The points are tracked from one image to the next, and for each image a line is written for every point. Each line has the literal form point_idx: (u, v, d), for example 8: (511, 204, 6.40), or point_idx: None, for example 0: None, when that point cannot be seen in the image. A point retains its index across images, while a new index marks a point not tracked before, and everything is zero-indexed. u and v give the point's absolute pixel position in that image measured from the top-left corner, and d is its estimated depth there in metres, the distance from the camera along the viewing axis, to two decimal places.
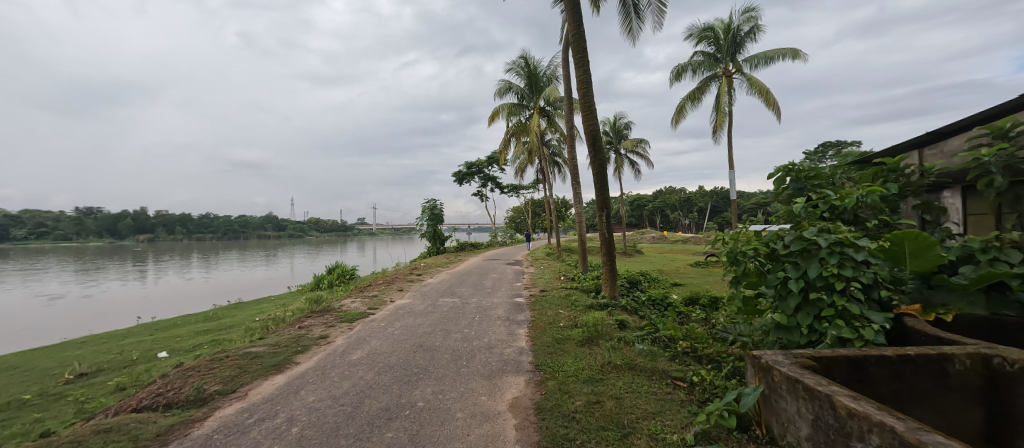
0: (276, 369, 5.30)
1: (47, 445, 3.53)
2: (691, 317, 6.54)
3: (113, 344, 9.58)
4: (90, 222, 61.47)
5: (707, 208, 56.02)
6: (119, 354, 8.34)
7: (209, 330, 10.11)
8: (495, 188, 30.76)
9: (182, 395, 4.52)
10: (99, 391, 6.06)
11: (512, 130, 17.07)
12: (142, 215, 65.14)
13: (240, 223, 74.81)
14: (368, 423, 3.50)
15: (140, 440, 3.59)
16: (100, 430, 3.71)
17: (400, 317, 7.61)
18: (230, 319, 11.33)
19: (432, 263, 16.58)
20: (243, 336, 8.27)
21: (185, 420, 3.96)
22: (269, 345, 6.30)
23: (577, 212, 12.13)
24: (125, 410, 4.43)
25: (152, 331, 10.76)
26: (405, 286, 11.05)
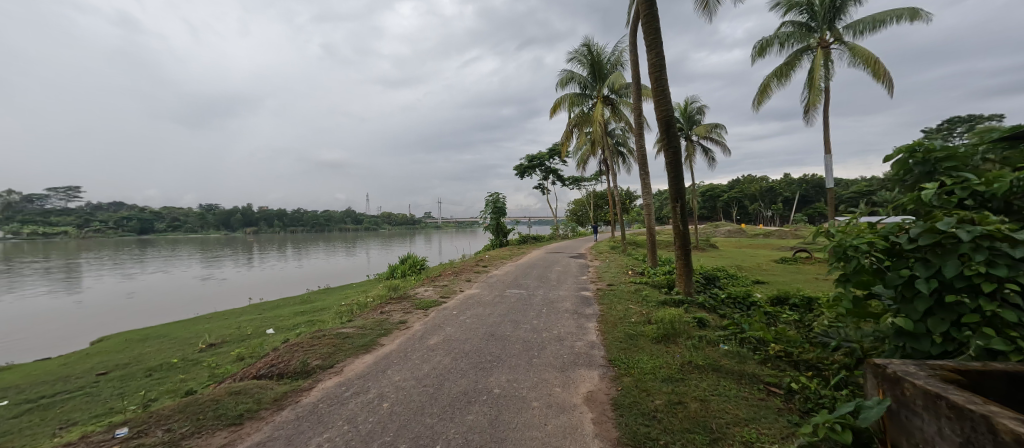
0: (365, 349, 5.81)
1: (195, 400, 4.26)
2: (780, 318, 5.92)
3: (232, 320, 11.21)
4: (210, 217, 72.17)
5: (794, 199, 50.36)
6: (237, 329, 9.75)
7: (305, 311, 11.39)
8: (556, 180, 30.47)
9: (291, 367, 5.14)
10: (225, 359, 7.16)
11: (574, 121, 16.69)
12: (249, 211, 74.97)
13: (325, 217, 82.77)
14: (449, 405, 3.69)
15: (262, 404, 4.15)
16: (231, 393, 4.36)
17: (470, 306, 7.91)
18: (320, 303, 12.65)
19: (497, 255, 16.95)
20: (333, 318, 9.18)
21: (296, 389, 4.51)
22: (357, 327, 6.92)
23: (646, 203, 11.55)
24: (248, 376, 5.16)
25: (261, 311, 12.40)
26: (473, 277, 11.44)
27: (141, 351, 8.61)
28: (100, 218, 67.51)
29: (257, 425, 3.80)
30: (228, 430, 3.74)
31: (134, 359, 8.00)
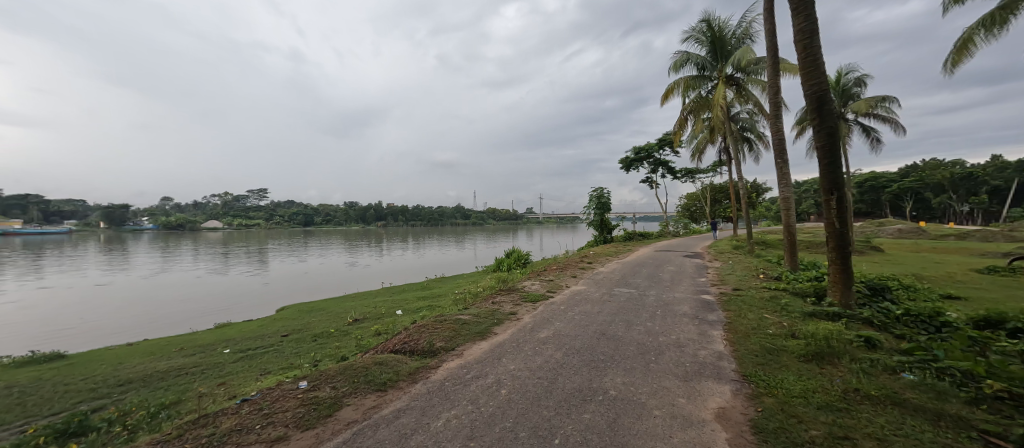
0: (480, 336, 6.14)
1: (351, 365, 5.05)
2: (995, 346, 4.47)
3: (370, 300, 13.02)
4: (353, 212, 85.15)
5: (1006, 190, 38.01)
6: (374, 308, 11.29)
7: (425, 297, 12.62)
8: (667, 172, 28.16)
9: (420, 345, 5.73)
10: (367, 332, 8.35)
11: (689, 107, 15.12)
12: (381, 207, 86.30)
13: (441, 212, 90.76)
14: (564, 400, 3.67)
15: (399, 376, 4.71)
16: (376, 363, 5.04)
17: (577, 302, 7.79)
18: (437, 290, 13.87)
19: (604, 252, 16.43)
20: (450, 304, 9.97)
21: (425, 366, 5.02)
22: (472, 315, 7.38)
23: (783, 196, 9.87)
24: (387, 350, 5.91)
25: (391, 294, 14.17)
26: (579, 274, 11.25)
27: (307, 320, 10.55)
28: (279, 214, 85.09)
29: (397, 394, 4.32)
30: (375, 394, 4.32)
31: (303, 326, 9.84)
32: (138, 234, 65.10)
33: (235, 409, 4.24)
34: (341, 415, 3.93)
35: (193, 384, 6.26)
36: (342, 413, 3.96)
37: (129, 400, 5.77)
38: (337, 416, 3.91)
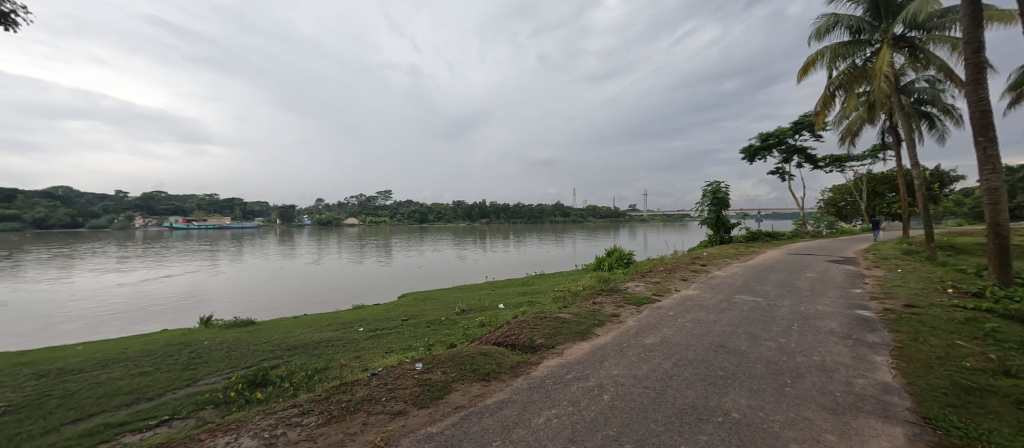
0: (581, 336, 5.96)
1: (458, 353, 5.31)
2: None
3: (474, 293, 13.69)
4: (458, 210, 91.36)
5: None
6: (479, 300, 11.83)
7: (526, 292, 12.79)
8: (803, 161, 24.22)
9: (521, 340, 5.77)
10: (472, 323, 8.74)
11: (839, 81, 12.65)
12: (483, 205, 90.99)
13: (539, 210, 92.03)
14: (676, 416, 3.30)
15: (502, 368, 4.83)
16: (481, 353, 5.24)
17: (690, 309, 7.05)
18: (537, 287, 13.97)
19: (719, 253, 14.76)
20: (550, 302, 9.90)
21: (526, 362, 5.04)
22: (572, 314, 7.20)
23: (986, 188, 7.57)
24: (490, 341, 6.10)
25: (493, 288, 14.72)
26: (691, 276, 10.25)
27: (422, 307, 11.52)
28: (396, 212, 95.61)
29: (501, 385, 4.41)
30: (481, 384, 4.48)
31: (418, 312, 10.76)
32: (295, 229, 79.27)
33: (366, 381, 4.76)
34: (450, 399, 4.15)
35: (336, 355, 7.26)
36: (451, 397, 4.17)
37: (294, 363, 6.91)
38: (447, 400, 4.13)
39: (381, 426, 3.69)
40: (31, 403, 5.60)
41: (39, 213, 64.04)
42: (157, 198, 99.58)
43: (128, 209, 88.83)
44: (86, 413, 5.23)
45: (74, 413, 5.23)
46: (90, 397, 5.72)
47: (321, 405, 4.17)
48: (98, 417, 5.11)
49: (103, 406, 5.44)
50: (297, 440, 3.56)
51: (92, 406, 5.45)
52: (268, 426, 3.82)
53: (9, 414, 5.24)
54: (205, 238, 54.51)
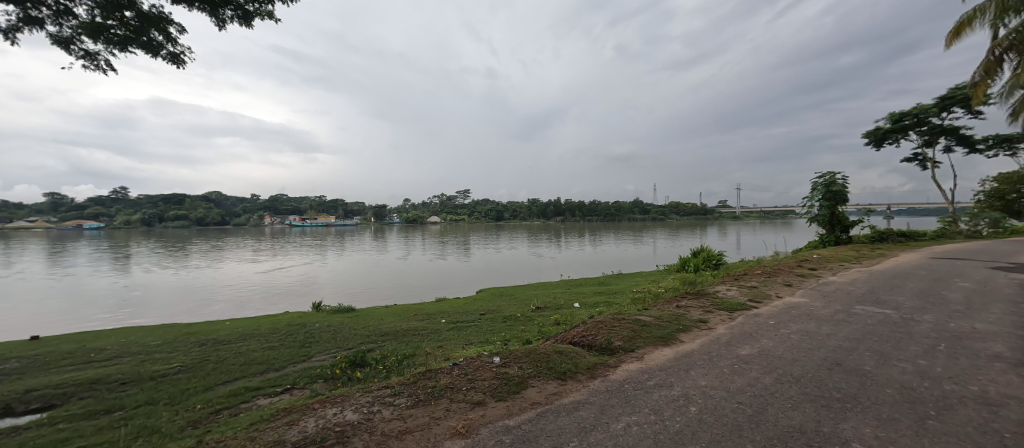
0: (665, 341, 5.55)
1: (535, 349, 5.29)
2: None
3: (550, 291, 13.64)
4: (533, 208, 92.51)
5: None
6: (555, 298, 11.72)
7: (604, 292, 12.38)
8: (951, 143, 20.16)
9: (598, 341, 5.57)
10: (547, 321, 8.69)
11: (1005, 44, 10.29)
12: (557, 203, 91.03)
13: (616, 208, 89.07)
14: (779, 439, 2.89)
15: (578, 368, 4.69)
16: (557, 352, 5.15)
17: (796, 319, 6.18)
18: (616, 287, 13.45)
19: (831, 255, 12.83)
20: (629, 303, 9.45)
21: (603, 363, 4.85)
22: (654, 317, 6.76)
23: None
24: (566, 340, 5.99)
25: (569, 286, 14.54)
26: (798, 281, 9.02)
27: (499, 303, 11.77)
28: (474, 210, 99.63)
29: (578, 386, 4.28)
30: (558, 382, 4.39)
31: (496, 308, 11.00)
32: (386, 227, 86.78)
33: (449, 370, 4.95)
34: (527, 395, 4.12)
35: (421, 343, 7.71)
36: (528, 393, 4.15)
37: (386, 348, 7.47)
38: (524, 395, 4.12)
39: (463, 414, 3.79)
40: (193, 365, 6.81)
41: (196, 213, 78.67)
42: (277, 200, 115.94)
43: (256, 209, 104.85)
44: (230, 377, 6.19)
45: (220, 376, 6.24)
46: (231, 364, 6.78)
47: (409, 388, 4.43)
48: (239, 381, 6.02)
49: (241, 372, 6.39)
50: (390, 417, 3.81)
51: (234, 371, 6.45)
52: (365, 403, 4.15)
53: (177, 373, 6.43)
54: (315, 234, 62.32)
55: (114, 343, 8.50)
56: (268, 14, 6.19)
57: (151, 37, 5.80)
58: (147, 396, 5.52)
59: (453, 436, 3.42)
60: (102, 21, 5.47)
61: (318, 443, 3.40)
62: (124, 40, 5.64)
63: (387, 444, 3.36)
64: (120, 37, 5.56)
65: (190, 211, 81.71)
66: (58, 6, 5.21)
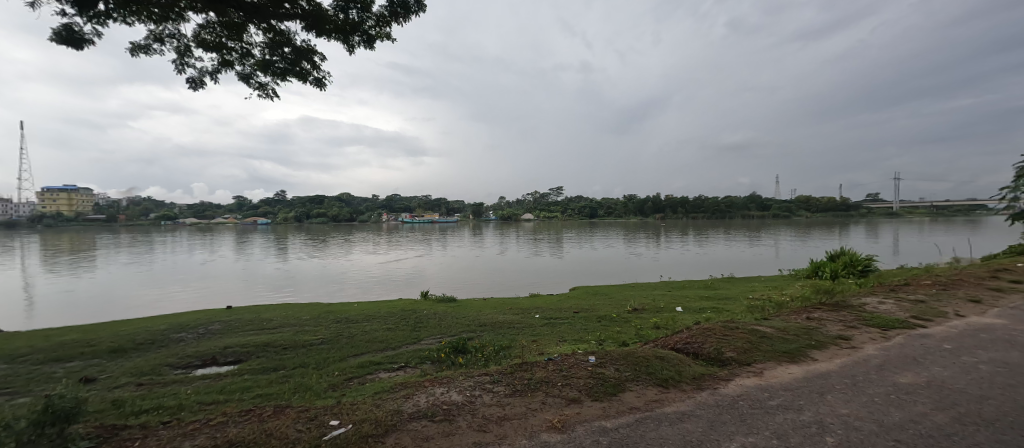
0: (790, 358, 4.80)
1: (634, 352, 5.03)
2: None
3: (650, 292, 12.87)
4: (631, 205, 88.64)
5: None
6: (654, 301, 11.01)
7: (712, 297, 11.24)
8: None
9: (706, 350, 5.07)
10: (646, 324, 8.20)
11: None
12: (657, 199, 85.81)
13: (727, 204, 80.42)
14: None
15: (682, 377, 4.31)
16: (657, 357, 4.81)
17: (982, 346, 4.83)
18: (727, 292, 12.11)
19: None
20: (744, 311, 8.42)
21: (712, 375, 4.39)
22: (776, 328, 5.91)
23: None
24: (667, 346, 5.58)
25: (671, 288, 13.54)
26: (988, 297, 7.01)
27: (593, 302, 11.49)
28: (569, 207, 99.23)
29: (682, 396, 3.93)
30: (658, 389, 4.10)
31: (590, 307, 10.75)
32: (485, 223, 91.38)
33: (544, 364, 4.97)
34: (624, 398, 3.92)
35: (517, 337, 7.89)
36: (625, 397, 3.95)
37: (484, 338, 7.82)
38: (620, 398, 3.92)
39: (558, 409, 3.77)
40: (330, 338, 7.99)
41: (331, 210, 92.71)
42: (392, 199, 130.12)
43: (376, 207, 119.21)
44: (357, 351, 7.11)
45: (349, 350, 7.20)
46: (358, 341, 7.78)
47: (507, 377, 4.56)
48: (364, 355, 6.88)
49: (365, 348, 7.30)
50: (490, 403, 3.97)
51: (361, 347, 7.38)
52: (467, 386, 4.39)
53: (318, 344, 7.60)
54: (423, 230, 68.50)
55: (276, 315, 10.42)
56: (387, 36, 6.92)
57: (303, 67, 6.90)
58: (297, 360, 6.64)
59: (549, 429, 3.42)
60: (270, 59, 6.68)
61: (428, 418, 3.69)
62: (285, 71, 6.84)
63: (488, 428, 3.49)
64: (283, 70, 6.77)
65: (326, 209, 96.37)
66: (241, 52, 6.48)
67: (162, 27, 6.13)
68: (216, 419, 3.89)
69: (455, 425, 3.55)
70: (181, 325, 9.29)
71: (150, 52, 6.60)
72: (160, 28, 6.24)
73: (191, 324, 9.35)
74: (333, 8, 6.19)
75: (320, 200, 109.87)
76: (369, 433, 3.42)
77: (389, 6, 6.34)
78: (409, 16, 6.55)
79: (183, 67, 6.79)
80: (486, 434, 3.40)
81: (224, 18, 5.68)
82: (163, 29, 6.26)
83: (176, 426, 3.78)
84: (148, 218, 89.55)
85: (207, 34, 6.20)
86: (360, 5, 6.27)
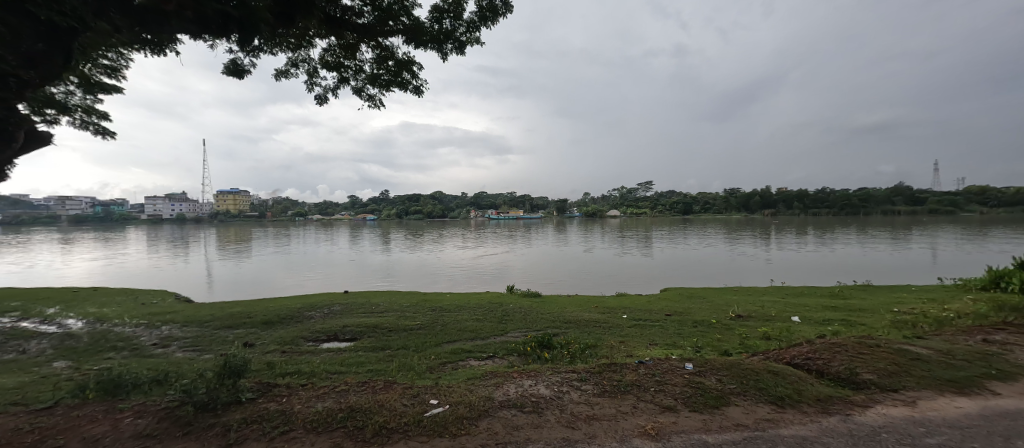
0: (957, 388, 3.88)
1: (740, 363, 4.55)
2: None
3: (758, 298, 11.51)
4: (735, 200, 80.33)
5: None
6: (763, 308, 9.79)
7: (839, 307, 9.63)
8: None
9: (834, 369, 4.37)
10: (754, 333, 7.34)
11: None
12: (768, 193, 76.36)
13: (861, 198, 68.07)
14: None
15: (802, 397, 3.77)
16: (769, 371, 4.28)
17: None
18: (860, 302, 10.26)
19: None
20: (885, 327, 7.05)
21: (843, 399, 3.76)
22: (934, 350, 4.82)
23: None
24: (781, 359, 4.93)
25: (785, 295, 11.94)
26: None
27: (688, 305, 10.64)
28: (662, 203, 93.50)
29: (803, 418, 3.44)
30: (771, 407, 3.64)
31: (685, 310, 9.98)
32: (571, 220, 90.59)
33: (635, 367, 4.76)
34: (729, 413, 3.56)
35: (604, 336, 7.67)
36: (730, 411, 3.59)
37: (570, 335, 7.75)
38: (724, 412, 3.58)
39: (652, 415, 3.58)
40: (427, 324, 8.66)
41: (428, 207, 100.82)
42: (483, 196, 136.09)
43: (468, 204, 126.01)
44: (451, 338, 7.61)
45: (444, 336, 7.73)
46: (451, 329, 8.32)
47: (595, 377, 4.46)
48: (457, 343, 7.34)
49: (458, 336, 7.78)
50: (579, 401, 3.93)
51: (454, 334, 7.89)
52: (555, 382, 4.40)
53: (418, 329, 8.29)
54: (510, 226, 70.55)
55: (383, 301, 11.65)
56: (477, 41, 7.20)
57: (404, 78, 7.53)
58: (400, 342, 7.34)
59: (641, 435, 3.27)
60: (378, 73, 7.43)
61: (518, 408, 3.79)
62: (389, 82, 7.55)
63: (577, 425, 3.46)
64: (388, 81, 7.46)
65: (425, 206, 104.64)
66: (356, 69, 7.31)
67: (298, 53, 7.21)
68: (339, 386, 4.49)
69: (544, 418, 3.59)
70: (311, 304, 10.92)
71: (289, 76, 7.81)
72: (296, 55, 7.35)
73: (319, 304, 10.93)
74: (429, 20, 6.64)
75: (419, 197, 119.65)
76: (464, 416, 3.63)
77: (478, 12, 6.59)
78: (497, 19, 6.72)
79: (313, 86, 7.90)
80: (575, 431, 3.37)
81: (343, 41, 6.46)
82: (298, 55, 7.35)
83: (310, 388, 4.46)
84: (287, 214, 106.88)
85: (329, 56, 7.12)
86: (453, 14, 6.63)
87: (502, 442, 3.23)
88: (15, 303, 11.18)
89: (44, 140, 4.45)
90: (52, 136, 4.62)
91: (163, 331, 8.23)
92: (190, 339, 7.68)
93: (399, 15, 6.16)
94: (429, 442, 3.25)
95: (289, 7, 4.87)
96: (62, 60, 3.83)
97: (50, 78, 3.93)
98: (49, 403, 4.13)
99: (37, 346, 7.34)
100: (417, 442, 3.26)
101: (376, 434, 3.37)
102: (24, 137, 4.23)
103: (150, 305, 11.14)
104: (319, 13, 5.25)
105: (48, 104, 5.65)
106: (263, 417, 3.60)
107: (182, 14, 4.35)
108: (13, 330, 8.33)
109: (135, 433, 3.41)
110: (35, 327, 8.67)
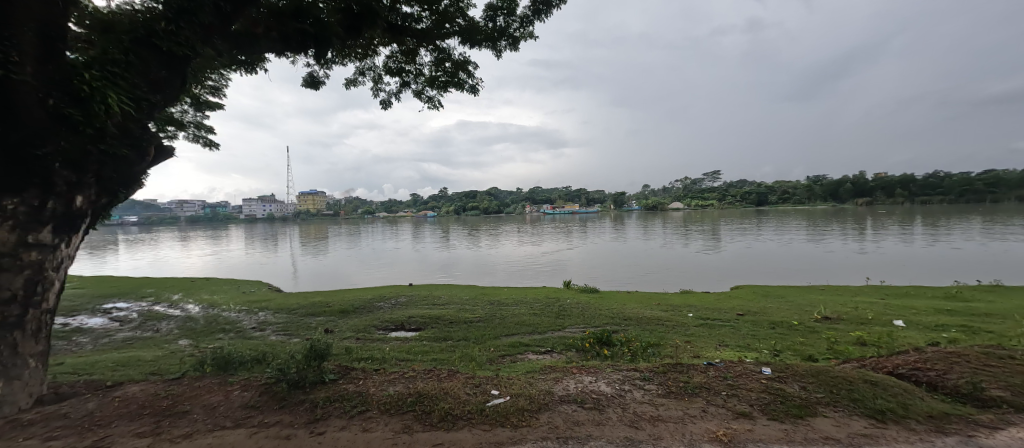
0: None
1: (827, 369, 4.13)
2: None
3: (850, 298, 10.27)
4: (820, 189, 72.69)
5: None
6: (856, 309, 8.74)
7: (956, 311, 8.30)
8: None
9: (950, 384, 3.80)
10: (846, 337, 6.59)
11: None
12: (861, 179, 67.97)
13: None
14: None
15: (910, 413, 3.34)
16: (866, 381, 3.83)
17: None
18: (985, 305, 8.75)
19: None
20: (1018, 336, 5.98)
21: (962, 417, 3.28)
22: None
23: None
24: (880, 369, 4.37)
25: (885, 296, 10.54)
26: None
27: (763, 305, 9.80)
28: (733, 194, 86.99)
29: (909, 437, 3.06)
30: (869, 421, 3.27)
31: (759, 310, 9.22)
32: (631, 213, 87.74)
33: (703, 369, 4.50)
34: (816, 424, 3.26)
35: (668, 335, 7.35)
36: (818, 422, 3.28)
37: (629, 332, 7.54)
38: (811, 423, 3.28)
39: (723, 421, 3.39)
40: (486, 317, 8.91)
41: (486, 204, 103.41)
42: (540, 192, 135.97)
43: (525, 199, 127.08)
44: (510, 332, 7.73)
45: (502, 330, 7.88)
46: (510, 323, 8.47)
47: (659, 377, 4.29)
48: (515, 337, 7.44)
49: (518, 329, 7.89)
50: (642, 400, 3.82)
51: (513, 328, 8.02)
52: (616, 380, 4.31)
53: (477, 322, 8.54)
54: (566, 221, 69.47)
55: (445, 294, 12.12)
56: (529, 35, 7.18)
57: (461, 78, 7.75)
58: (461, 334, 7.61)
59: (712, 441, 3.12)
60: (436, 75, 7.71)
61: (579, 404, 3.78)
62: (447, 83, 7.80)
63: (641, 425, 3.38)
64: (445, 81, 7.73)
65: (483, 201, 107.00)
66: (416, 72, 7.65)
67: (365, 62, 7.73)
68: (407, 373, 4.78)
69: (605, 416, 3.56)
70: (380, 296, 11.69)
71: (357, 83, 8.38)
72: (363, 64, 7.86)
73: (388, 296, 11.68)
74: (484, 19, 6.75)
75: (478, 194, 122.66)
76: (525, 408, 3.71)
77: (532, 6, 6.57)
78: (550, 11, 6.66)
79: (379, 92, 8.41)
80: (638, 431, 3.29)
81: (403, 47, 6.78)
82: (364, 63, 7.86)
83: (383, 372, 4.82)
84: (358, 211, 114.96)
85: (393, 63, 7.53)
86: (506, 10, 6.68)
87: (564, 436, 3.25)
88: (148, 289, 13.30)
89: (169, 152, 5.22)
90: (175, 149, 5.40)
91: (260, 317, 9.34)
92: (280, 325, 8.62)
93: (455, 17, 6.33)
94: (491, 431, 3.37)
95: (357, 19, 5.24)
96: (179, 83, 4.43)
97: (173, 101, 4.58)
98: (178, 374, 4.89)
99: (166, 326, 8.72)
100: (480, 430, 3.39)
101: (441, 420, 3.55)
102: (155, 151, 4.99)
103: (249, 293, 12.69)
104: (382, 22, 5.59)
105: (170, 121, 6.60)
106: (343, 397, 3.97)
107: (269, 34, 4.87)
108: (147, 313, 9.95)
109: (243, 403, 3.92)
110: (164, 310, 10.29)
